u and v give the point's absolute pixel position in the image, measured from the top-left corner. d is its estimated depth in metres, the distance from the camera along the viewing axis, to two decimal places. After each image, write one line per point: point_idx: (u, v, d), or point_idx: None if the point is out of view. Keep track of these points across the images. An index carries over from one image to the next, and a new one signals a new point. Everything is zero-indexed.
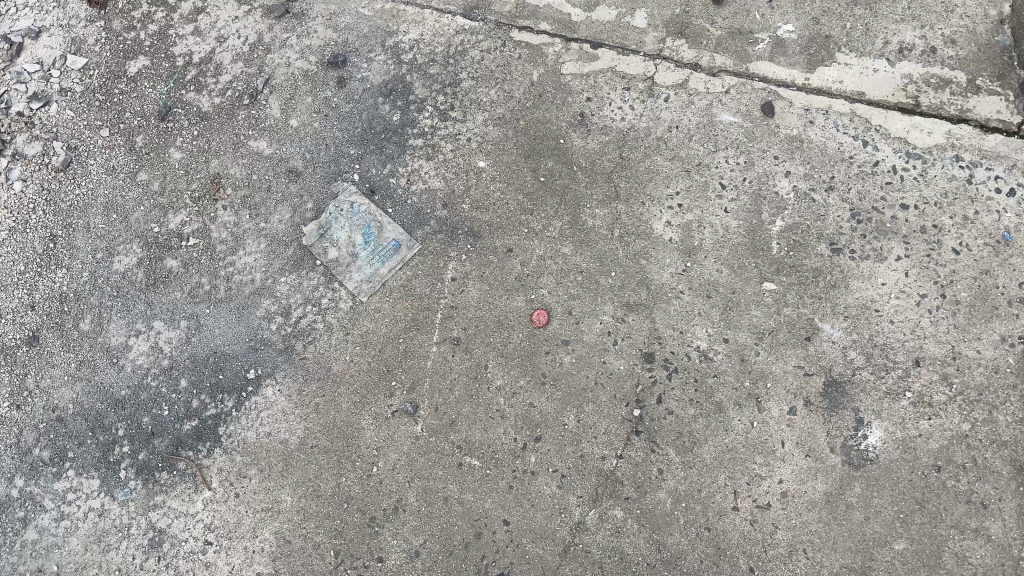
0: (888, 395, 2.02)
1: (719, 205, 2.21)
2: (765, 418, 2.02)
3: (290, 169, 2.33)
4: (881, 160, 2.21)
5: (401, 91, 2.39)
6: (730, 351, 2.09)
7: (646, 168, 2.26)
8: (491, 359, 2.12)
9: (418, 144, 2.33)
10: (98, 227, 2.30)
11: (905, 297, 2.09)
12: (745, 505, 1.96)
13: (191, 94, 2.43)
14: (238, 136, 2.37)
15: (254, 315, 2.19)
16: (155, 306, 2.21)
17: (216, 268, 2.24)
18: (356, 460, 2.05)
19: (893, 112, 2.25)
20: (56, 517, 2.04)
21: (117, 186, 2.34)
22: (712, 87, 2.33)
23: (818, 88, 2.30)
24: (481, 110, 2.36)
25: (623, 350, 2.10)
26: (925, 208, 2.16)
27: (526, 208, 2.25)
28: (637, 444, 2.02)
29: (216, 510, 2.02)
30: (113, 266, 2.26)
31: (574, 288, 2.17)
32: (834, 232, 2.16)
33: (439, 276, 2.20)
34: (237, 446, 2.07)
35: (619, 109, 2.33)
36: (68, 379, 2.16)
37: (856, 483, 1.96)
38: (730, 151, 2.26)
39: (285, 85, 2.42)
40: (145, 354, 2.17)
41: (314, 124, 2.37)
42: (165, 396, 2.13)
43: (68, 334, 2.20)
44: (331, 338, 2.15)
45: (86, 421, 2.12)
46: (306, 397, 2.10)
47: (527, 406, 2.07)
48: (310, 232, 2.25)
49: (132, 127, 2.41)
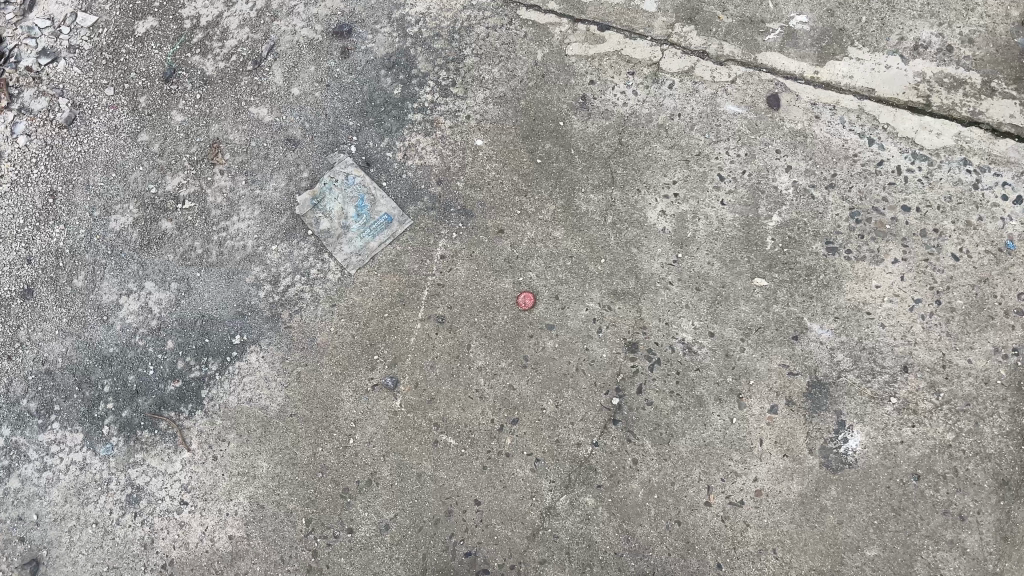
0: (872, 400, 1.98)
1: (716, 196, 2.19)
2: (745, 415, 1.99)
3: (289, 138, 2.34)
4: (885, 160, 2.18)
5: (404, 65, 2.38)
6: (715, 346, 2.06)
7: (644, 155, 2.24)
8: (474, 338, 2.11)
9: (417, 119, 2.32)
10: (97, 186, 2.34)
11: (898, 301, 2.06)
12: (718, 501, 1.94)
13: (197, 57, 2.46)
14: (239, 101, 2.39)
15: (243, 281, 2.21)
16: (148, 267, 2.24)
17: (209, 233, 2.26)
18: (333, 431, 2.06)
19: (902, 110, 2.22)
20: (40, 467, 2.10)
21: (119, 146, 2.37)
22: (718, 76, 2.30)
23: (827, 83, 2.26)
24: (483, 88, 2.34)
25: (607, 337, 2.08)
26: (927, 211, 2.13)
27: (520, 189, 2.23)
28: (614, 433, 2.00)
29: (193, 471, 2.05)
30: (109, 225, 2.29)
31: (562, 273, 2.15)
32: (831, 231, 2.14)
33: (428, 252, 2.19)
34: (218, 410, 2.10)
35: (621, 94, 2.30)
36: (59, 334, 2.20)
37: (832, 487, 1.93)
38: (731, 143, 2.23)
39: (289, 53, 2.43)
40: (135, 313, 2.20)
41: (315, 94, 2.38)
42: (151, 355, 2.16)
43: (62, 290, 2.25)
44: (317, 309, 2.16)
45: (73, 375, 2.16)
46: (289, 365, 2.12)
47: (506, 388, 2.06)
48: (304, 202, 2.26)
49: (136, 88, 2.43)
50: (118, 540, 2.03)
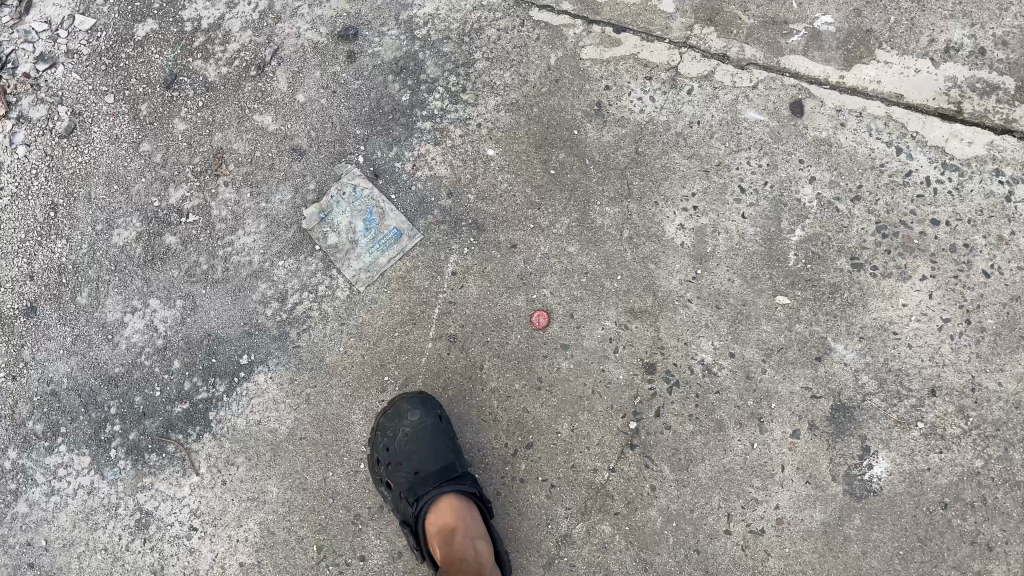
0: (898, 424, 1.93)
1: (737, 209, 2.11)
2: (766, 439, 1.94)
3: (294, 148, 2.27)
4: (914, 170, 2.10)
5: (412, 69, 2.30)
6: (736, 367, 2.00)
7: (662, 166, 2.16)
8: (486, 359, 2.05)
9: (427, 127, 2.25)
10: (99, 198, 2.28)
11: (926, 320, 1.99)
12: (738, 529, 1.89)
13: (198, 62, 2.37)
14: (243, 109, 2.32)
15: (250, 299, 2.15)
16: (152, 284, 2.19)
17: (214, 248, 2.20)
18: (344, 455, 2.02)
19: (932, 117, 2.13)
20: (47, 491, 2.07)
21: (120, 156, 2.31)
22: (740, 81, 2.21)
23: (853, 88, 2.17)
24: (494, 94, 2.26)
25: (623, 358, 2.02)
26: (957, 224, 2.05)
27: (533, 201, 2.16)
28: (631, 458, 1.96)
29: (202, 496, 2.02)
30: (112, 239, 2.24)
31: (577, 289, 2.08)
32: (856, 246, 2.06)
33: (439, 268, 2.13)
34: (226, 432, 2.06)
35: (637, 100, 2.21)
36: (64, 353, 2.16)
37: (857, 515, 1.88)
38: (752, 153, 2.15)
39: (294, 58, 2.35)
40: (141, 331, 2.16)
41: (321, 101, 2.30)
42: (158, 376, 2.12)
43: (65, 307, 2.20)
44: (326, 327, 2.11)
45: (78, 396, 2.12)
46: (298, 387, 2.07)
47: (520, 411, 2.01)
48: (311, 215, 2.20)
49: (136, 95, 2.36)
50: (128, 567, 2.00)
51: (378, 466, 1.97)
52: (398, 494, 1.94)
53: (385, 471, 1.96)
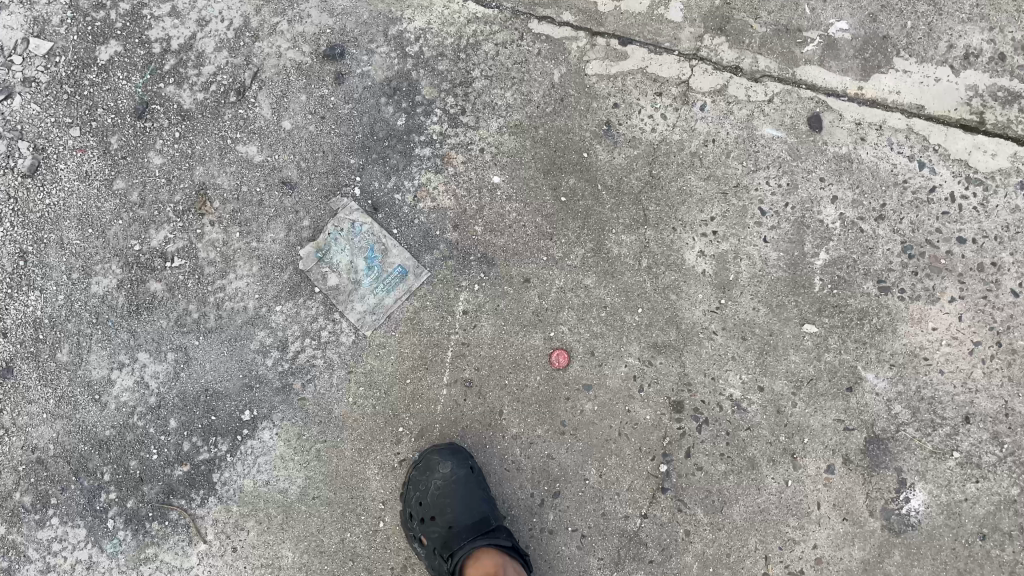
0: (933, 455, 1.89)
1: (758, 233, 2.02)
2: (801, 476, 1.89)
3: (284, 181, 2.10)
4: (938, 186, 2.02)
5: (406, 91, 2.13)
6: (766, 402, 1.93)
7: (678, 189, 2.04)
8: (506, 404, 1.95)
9: (426, 154, 2.10)
10: (72, 243, 2.10)
11: (956, 344, 1.94)
12: (777, 571, 1.87)
13: (171, 88, 2.16)
14: (224, 139, 2.14)
15: (247, 349, 2.01)
16: (139, 336, 2.04)
17: (204, 294, 2.05)
18: (361, 514, 1.93)
19: (955, 129, 2.05)
20: (42, 568, 1.94)
21: (93, 196, 2.12)
22: (754, 95, 2.09)
23: (873, 100, 2.07)
24: (496, 116, 2.11)
25: (649, 397, 1.94)
26: (984, 242, 1.98)
27: (545, 232, 2.04)
28: (663, 503, 1.90)
29: (212, 565, 1.92)
30: (90, 289, 2.07)
31: (597, 325, 1.98)
32: (882, 268, 1.99)
33: (450, 309, 2.01)
34: (233, 495, 1.94)
35: (649, 118, 2.08)
36: (48, 417, 2.01)
37: (895, 551, 1.86)
38: (771, 172, 2.05)
39: (276, 80, 2.16)
40: (130, 389, 2.01)
41: (309, 129, 2.13)
42: (153, 438, 1.98)
43: (45, 366, 2.03)
44: (333, 377, 1.99)
45: (68, 463, 1.98)
46: (306, 443, 1.96)
47: (544, 458, 1.93)
48: (307, 255, 2.04)
49: (105, 126, 2.15)
50: None
51: (411, 521, 1.87)
52: (431, 551, 1.84)
53: (417, 526, 1.87)
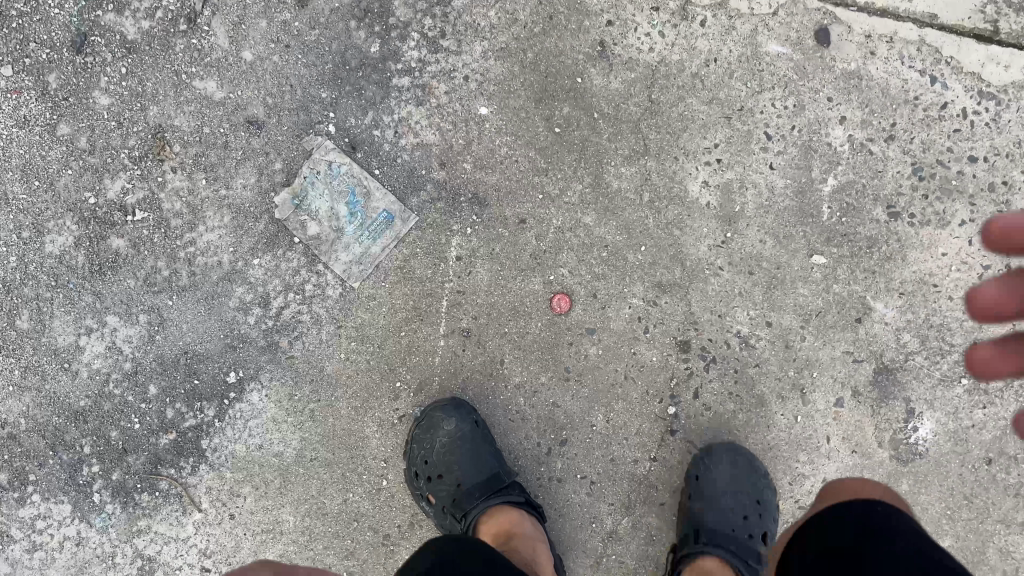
0: (942, 383, 1.87)
1: (763, 159, 1.91)
2: (810, 411, 1.87)
3: (250, 120, 1.91)
4: (949, 103, 1.90)
5: (378, 12, 1.91)
6: (774, 337, 1.88)
7: (679, 114, 1.91)
8: (507, 353, 1.87)
9: (405, 85, 1.92)
10: (18, 198, 1.90)
11: (966, 270, 1.88)
12: (788, 507, 1.88)
13: (110, 15, 1.91)
14: (177, 74, 1.91)
15: (227, 307, 1.88)
16: (106, 298, 1.88)
17: (173, 249, 1.89)
18: (363, 474, 1.86)
19: (969, 39, 1.91)
20: (29, 547, 1.85)
21: (35, 144, 1.90)
22: (758, 6, 1.91)
23: (884, 9, 1.91)
24: (479, 38, 1.91)
25: (655, 338, 1.87)
26: (996, 160, 1.90)
27: (538, 167, 1.90)
28: (672, 445, 1.87)
29: (210, 534, 1.85)
30: (45, 248, 1.89)
31: (598, 266, 1.88)
32: (892, 193, 1.90)
33: (442, 255, 1.89)
34: (225, 462, 1.86)
35: (646, 36, 1.91)
36: (15, 390, 1.87)
37: (903, 480, 1.87)
38: (777, 92, 1.91)
39: (230, 3, 1.91)
40: (103, 356, 1.87)
41: (272, 59, 1.91)
42: (133, 406, 1.86)
43: (4, 335, 1.88)
44: (322, 333, 1.87)
45: (43, 437, 1.86)
46: (299, 404, 1.86)
47: (549, 406, 1.86)
48: (283, 202, 1.89)
49: (39, 63, 1.90)
50: None
51: (416, 480, 1.81)
52: (442, 509, 1.79)
53: (424, 485, 1.80)
